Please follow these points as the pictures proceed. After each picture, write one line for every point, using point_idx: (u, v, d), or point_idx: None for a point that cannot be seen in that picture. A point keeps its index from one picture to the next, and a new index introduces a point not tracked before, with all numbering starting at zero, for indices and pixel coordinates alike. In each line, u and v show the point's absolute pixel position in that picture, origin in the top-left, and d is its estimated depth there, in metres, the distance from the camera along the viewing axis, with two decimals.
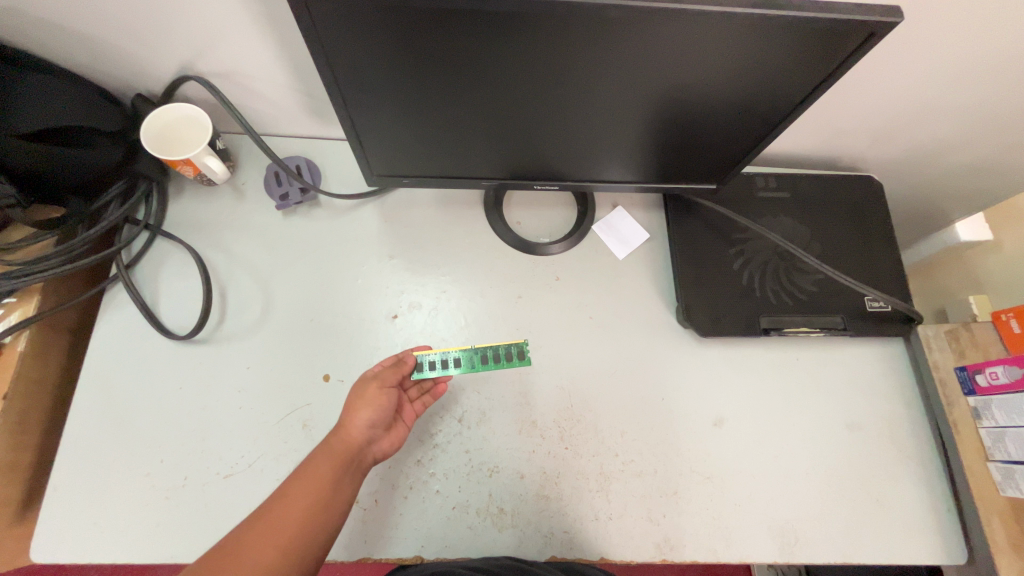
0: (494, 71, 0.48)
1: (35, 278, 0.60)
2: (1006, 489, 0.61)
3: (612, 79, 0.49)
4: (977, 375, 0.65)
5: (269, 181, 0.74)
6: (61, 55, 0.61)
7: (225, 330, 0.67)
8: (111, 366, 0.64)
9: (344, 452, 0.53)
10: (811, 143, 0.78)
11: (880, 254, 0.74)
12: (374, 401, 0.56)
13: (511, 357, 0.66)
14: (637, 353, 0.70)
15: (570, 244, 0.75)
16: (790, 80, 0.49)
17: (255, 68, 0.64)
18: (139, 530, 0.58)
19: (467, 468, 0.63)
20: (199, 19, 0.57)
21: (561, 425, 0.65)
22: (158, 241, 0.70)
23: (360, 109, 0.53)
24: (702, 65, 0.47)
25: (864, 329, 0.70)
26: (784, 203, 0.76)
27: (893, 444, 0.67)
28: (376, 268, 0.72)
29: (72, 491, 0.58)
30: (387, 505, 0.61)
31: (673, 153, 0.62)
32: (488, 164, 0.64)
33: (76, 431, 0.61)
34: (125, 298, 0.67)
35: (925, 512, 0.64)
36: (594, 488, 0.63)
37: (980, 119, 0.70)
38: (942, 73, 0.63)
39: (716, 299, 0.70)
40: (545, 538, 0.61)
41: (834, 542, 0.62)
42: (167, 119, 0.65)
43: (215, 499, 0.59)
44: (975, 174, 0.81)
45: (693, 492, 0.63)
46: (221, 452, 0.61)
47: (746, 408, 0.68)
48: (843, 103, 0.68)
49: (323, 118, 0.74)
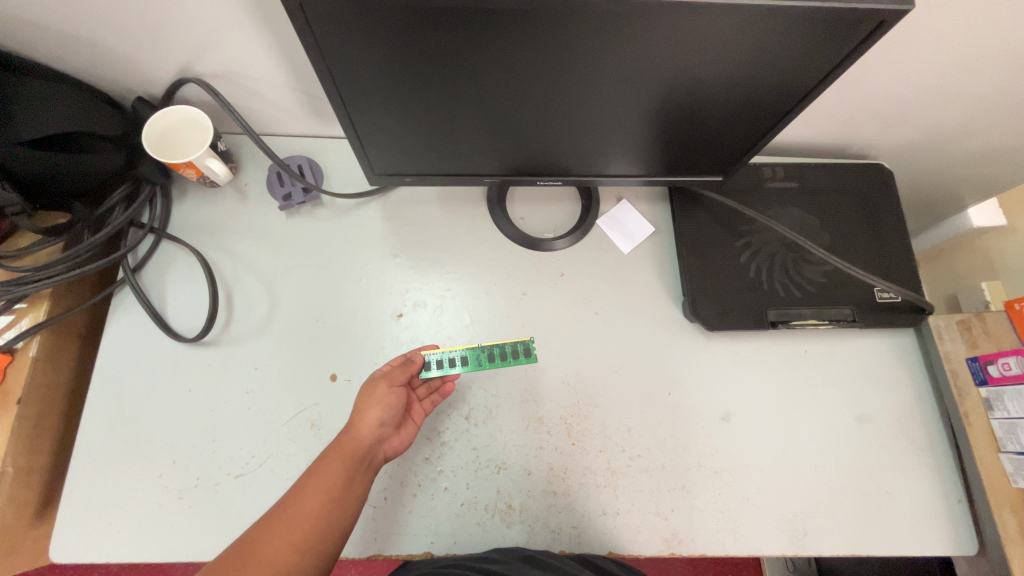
0: (494, 69, 0.47)
1: (44, 284, 0.60)
2: (1018, 480, 0.60)
3: (614, 74, 0.48)
4: (988, 366, 0.63)
5: (271, 181, 0.74)
6: (59, 61, 0.60)
7: (231, 332, 0.67)
8: (121, 370, 0.65)
9: (354, 450, 0.54)
10: (820, 132, 0.76)
11: (890, 243, 0.73)
12: (384, 400, 0.57)
13: (518, 354, 0.66)
14: (643, 349, 0.69)
15: (574, 240, 0.74)
16: (798, 70, 0.48)
17: (252, 68, 0.64)
18: (155, 530, 0.59)
19: (475, 465, 0.64)
20: (195, 21, 0.56)
21: (567, 421, 0.66)
22: (163, 244, 0.70)
23: (360, 109, 0.52)
24: (705, 56, 0.46)
25: (873, 320, 0.69)
26: (792, 193, 0.75)
27: (903, 436, 0.66)
28: (379, 267, 0.72)
29: (86, 493, 0.59)
30: (397, 503, 0.62)
31: (677, 146, 0.61)
32: (489, 161, 0.63)
33: (89, 435, 0.62)
34: (133, 301, 0.68)
35: (935, 503, 0.63)
36: (602, 483, 0.63)
37: (996, 103, 0.68)
38: (955, 58, 0.61)
39: (723, 292, 0.69)
40: (554, 533, 0.61)
41: (843, 534, 0.62)
42: (167, 123, 0.65)
43: (227, 499, 0.60)
44: (988, 160, 0.79)
45: (701, 486, 0.63)
46: (231, 452, 0.62)
47: (754, 401, 0.67)
48: (851, 91, 0.67)
49: (322, 116, 0.74)
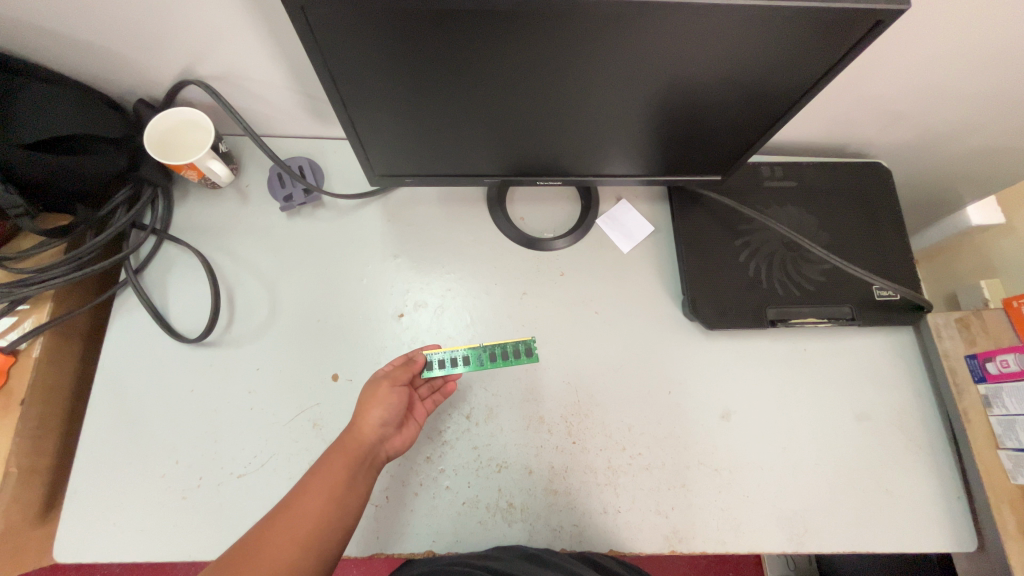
0: (493, 70, 0.48)
1: (48, 285, 0.61)
2: (1017, 477, 0.60)
3: (613, 75, 0.49)
4: (988, 362, 0.63)
5: (272, 182, 0.74)
6: (61, 63, 0.61)
7: (233, 333, 0.68)
8: (124, 370, 0.65)
9: (357, 450, 0.54)
10: (817, 131, 0.77)
11: (888, 242, 0.73)
12: (386, 400, 0.57)
13: (519, 354, 0.66)
14: (643, 348, 0.70)
15: (574, 239, 0.74)
16: (796, 69, 0.48)
17: (253, 70, 0.64)
18: (158, 529, 0.59)
19: (476, 464, 0.64)
20: (197, 24, 0.56)
21: (568, 421, 0.66)
22: (165, 246, 0.71)
23: (361, 111, 0.53)
24: (704, 57, 0.47)
25: (872, 318, 0.69)
26: (791, 192, 0.75)
27: (902, 433, 0.66)
28: (380, 267, 0.72)
29: (90, 493, 0.60)
30: (399, 502, 0.62)
31: (676, 146, 0.62)
32: (490, 162, 0.63)
33: (92, 436, 0.62)
34: (135, 303, 0.68)
35: (935, 500, 0.64)
36: (602, 481, 0.63)
37: (993, 101, 0.68)
38: (952, 57, 0.61)
39: (722, 291, 0.70)
40: (555, 531, 0.62)
41: (843, 531, 0.62)
42: (169, 124, 0.65)
43: (229, 498, 0.61)
44: (985, 158, 0.80)
45: (702, 484, 0.64)
46: (234, 452, 0.62)
47: (754, 399, 0.68)
48: (849, 90, 0.67)
49: (322, 117, 0.74)
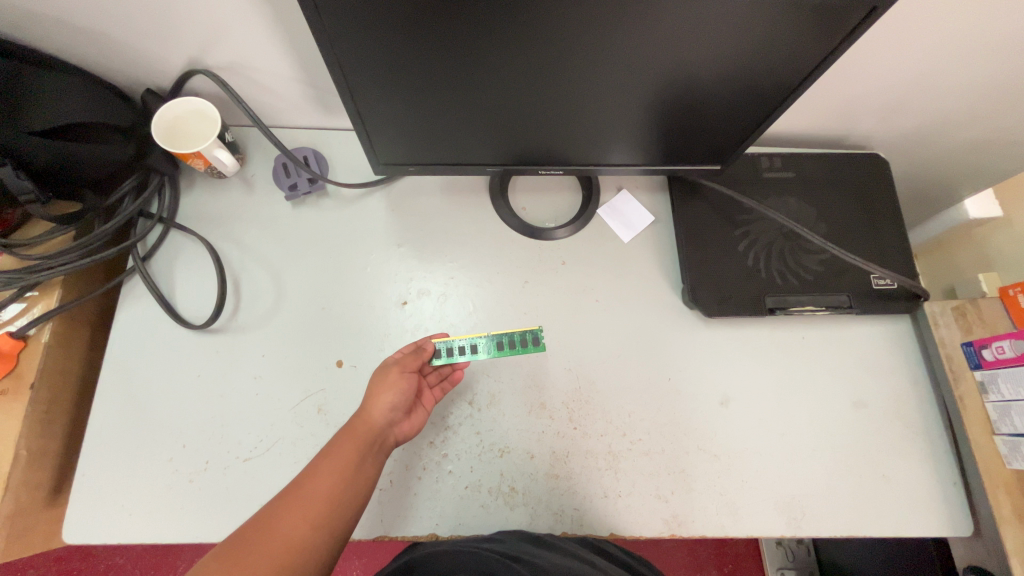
0: (497, 58, 0.48)
1: (56, 270, 0.61)
2: (1012, 462, 0.61)
3: (614, 63, 0.49)
4: (983, 349, 0.64)
5: (279, 172, 0.75)
6: (69, 52, 0.62)
7: (239, 320, 0.69)
8: (132, 357, 0.66)
9: (366, 434, 0.55)
10: (817, 123, 0.77)
11: (886, 231, 0.74)
12: (395, 384, 0.58)
13: (525, 342, 0.66)
14: (644, 335, 0.70)
15: (575, 229, 0.75)
16: (793, 57, 0.49)
17: (260, 61, 0.65)
18: (165, 511, 0.60)
19: (478, 449, 0.65)
20: (206, 15, 0.58)
21: (569, 407, 0.67)
22: (172, 234, 0.72)
23: (366, 98, 0.53)
24: (703, 45, 0.47)
25: (870, 307, 0.70)
26: (790, 183, 0.76)
27: (898, 420, 0.67)
28: (384, 256, 0.73)
29: (98, 476, 0.61)
30: (402, 486, 0.63)
31: (676, 135, 0.62)
32: (492, 151, 0.64)
33: (100, 421, 0.63)
34: (142, 290, 0.69)
35: (932, 485, 0.64)
36: (603, 466, 0.64)
37: (990, 92, 0.69)
38: (948, 49, 0.62)
39: (722, 280, 0.70)
40: (556, 515, 0.63)
41: (839, 515, 0.63)
42: (176, 114, 0.66)
43: (235, 481, 0.61)
44: (982, 152, 0.81)
45: (701, 469, 0.64)
46: (240, 437, 0.63)
47: (753, 386, 0.69)
48: (847, 82, 0.68)
49: (327, 108, 0.75)
